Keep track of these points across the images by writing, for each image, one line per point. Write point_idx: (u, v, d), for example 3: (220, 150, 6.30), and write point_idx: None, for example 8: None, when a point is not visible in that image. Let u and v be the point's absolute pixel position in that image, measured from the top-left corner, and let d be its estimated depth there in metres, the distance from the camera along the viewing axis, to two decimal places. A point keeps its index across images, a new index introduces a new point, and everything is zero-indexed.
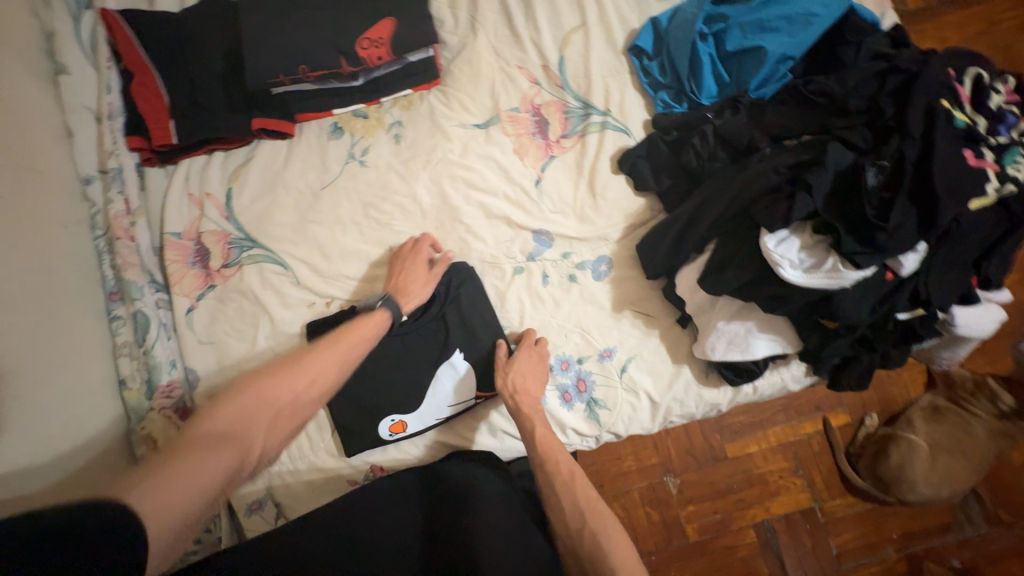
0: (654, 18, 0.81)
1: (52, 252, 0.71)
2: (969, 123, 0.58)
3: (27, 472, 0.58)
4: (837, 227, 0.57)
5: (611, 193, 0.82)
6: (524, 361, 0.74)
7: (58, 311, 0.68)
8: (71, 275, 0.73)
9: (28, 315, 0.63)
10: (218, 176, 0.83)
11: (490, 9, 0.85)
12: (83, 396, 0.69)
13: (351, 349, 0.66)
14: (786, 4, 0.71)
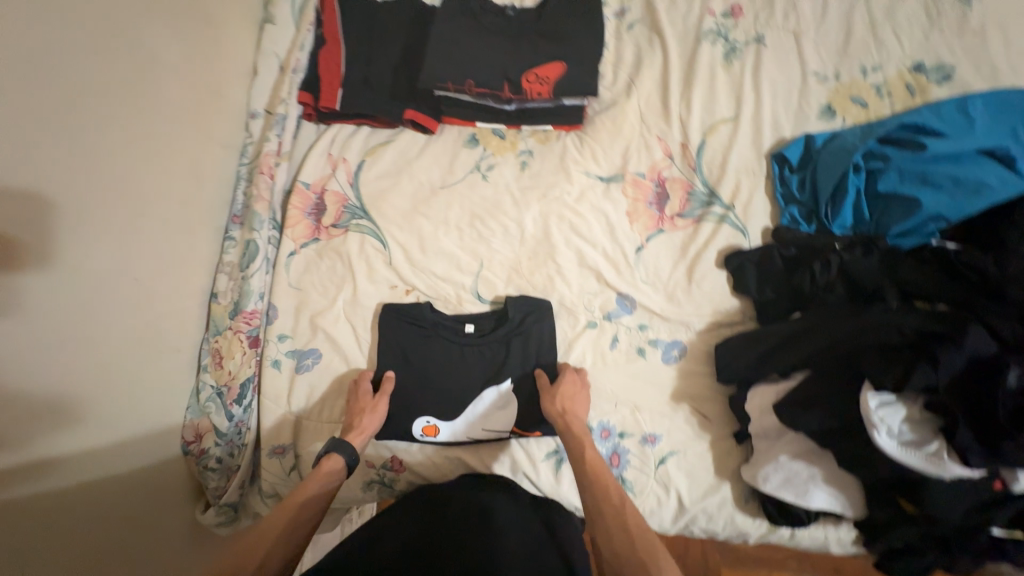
0: (809, 135, 0.80)
1: (206, 167, 0.83)
2: None
3: (117, 343, 0.66)
4: (957, 414, 0.53)
5: (707, 285, 0.81)
6: (569, 385, 0.75)
7: (181, 220, 0.77)
8: (210, 192, 0.84)
9: (168, 215, 0.74)
10: (358, 147, 0.91)
11: (650, 78, 0.88)
12: (180, 295, 0.78)
13: (321, 490, 0.66)
14: (957, 165, 0.68)
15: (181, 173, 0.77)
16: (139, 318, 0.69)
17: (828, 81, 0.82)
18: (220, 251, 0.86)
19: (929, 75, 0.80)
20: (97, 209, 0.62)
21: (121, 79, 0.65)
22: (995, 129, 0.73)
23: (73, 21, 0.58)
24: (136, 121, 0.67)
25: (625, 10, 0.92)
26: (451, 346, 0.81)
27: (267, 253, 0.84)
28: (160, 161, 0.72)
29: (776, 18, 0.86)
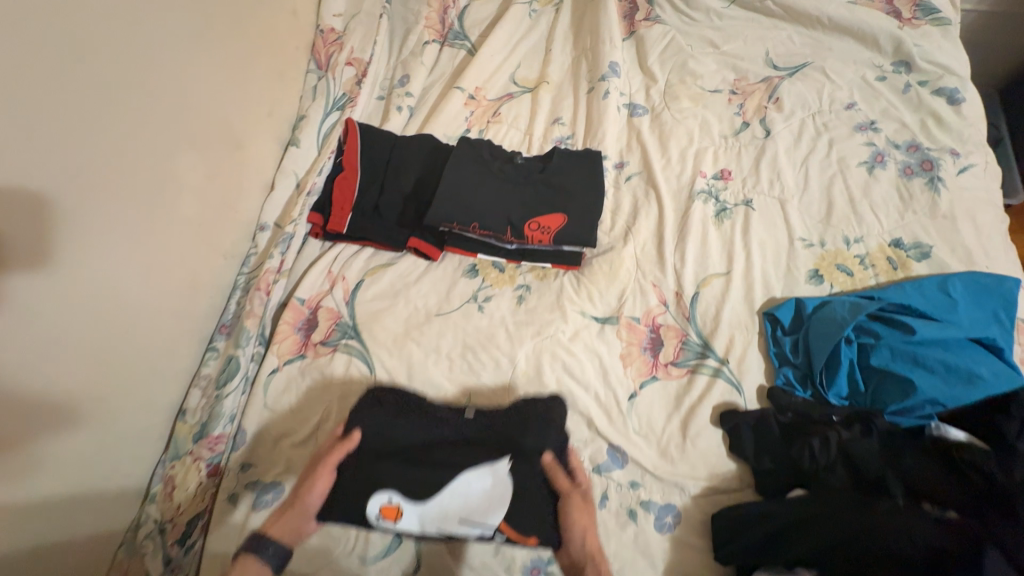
0: (800, 298, 0.82)
1: (203, 278, 0.83)
2: None
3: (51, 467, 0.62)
4: None
5: (702, 443, 0.77)
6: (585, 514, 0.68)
7: (161, 335, 0.76)
8: (202, 303, 0.83)
9: (147, 328, 0.73)
10: (359, 267, 0.92)
11: (645, 227, 0.92)
12: (144, 412, 0.74)
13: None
14: (948, 351, 0.69)
15: (174, 287, 0.77)
16: (87, 440, 0.66)
17: (813, 247, 0.87)
18: (198, 364, 0.83)
19: (908, 251, 0.84)
20: (59, 332, 0.61)
21: (124, 206, 0.67)
22: (975, 314, 0.75)
23: (78, 156, 0.61)
24: (131, 243, 0.69)
25: (624, 164, 1.00)
26: (443, 429, 0.69)
27: (246, 373, 0.82)
28: (152, 275, 0.73)
29: (762, 185, 0.93)
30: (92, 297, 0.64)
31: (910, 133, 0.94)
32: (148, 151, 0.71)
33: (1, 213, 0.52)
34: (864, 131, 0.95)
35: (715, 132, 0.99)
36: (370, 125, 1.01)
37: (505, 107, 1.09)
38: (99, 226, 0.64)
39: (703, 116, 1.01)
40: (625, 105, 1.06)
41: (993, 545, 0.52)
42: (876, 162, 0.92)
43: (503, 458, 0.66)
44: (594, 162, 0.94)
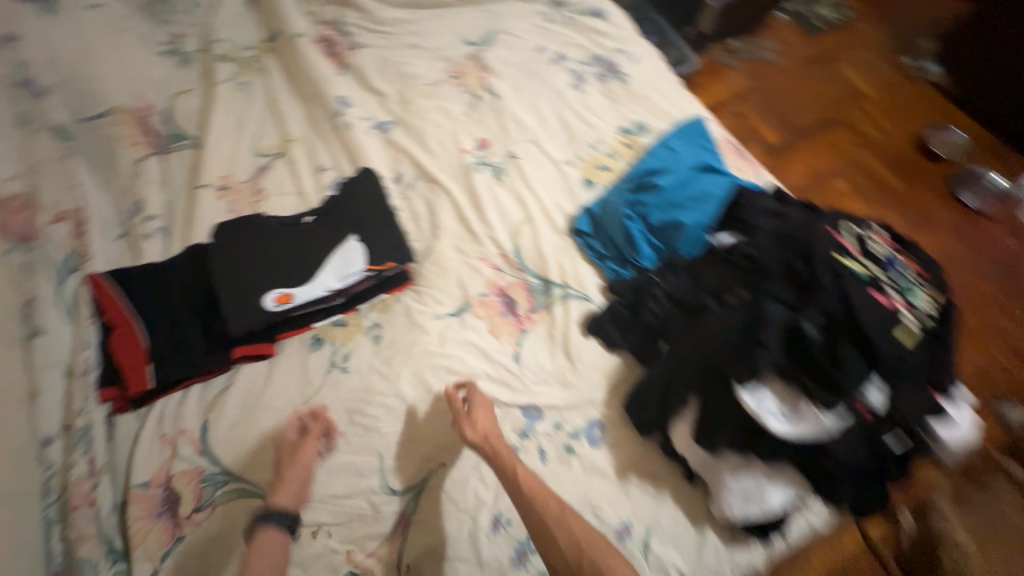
0: (586, 207, 0.97)
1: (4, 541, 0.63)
2: (870, 271, 0.65)
3: None
4: (802, 378, 0.61)
5: (587, 357, 0.86)
6: (482, 418, 0.77)
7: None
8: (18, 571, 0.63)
9: None
10: (194, 410, 0.81)
11: (447, 218, 0.99)
12: None
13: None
14: (688, 188, 0.89)
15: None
16: None
17: (575, 163, 1.03)
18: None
19: (635, 132, 1.05)
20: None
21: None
22: (691, 152, 0.97)
23: None
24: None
25: (401, 175, 1.04)
26: (290, 230, 0.86)
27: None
28: None
29: (513, 137, 1.06)
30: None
31: (588, 51, 1.17)
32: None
33: None
34: (560, 64, 1.15)
35: (457, 114, 1.10)
36: (123, 268, 0.88)
37: (264, 181, 1.05)
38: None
39: (442, 106, 1.11)
40: (373, 126, 1.10)
41: (769, 297, 0.67)
42: (580, 82, 1.12)
43: (347, 234, 0.86)
44: (371, 181, 0.91)
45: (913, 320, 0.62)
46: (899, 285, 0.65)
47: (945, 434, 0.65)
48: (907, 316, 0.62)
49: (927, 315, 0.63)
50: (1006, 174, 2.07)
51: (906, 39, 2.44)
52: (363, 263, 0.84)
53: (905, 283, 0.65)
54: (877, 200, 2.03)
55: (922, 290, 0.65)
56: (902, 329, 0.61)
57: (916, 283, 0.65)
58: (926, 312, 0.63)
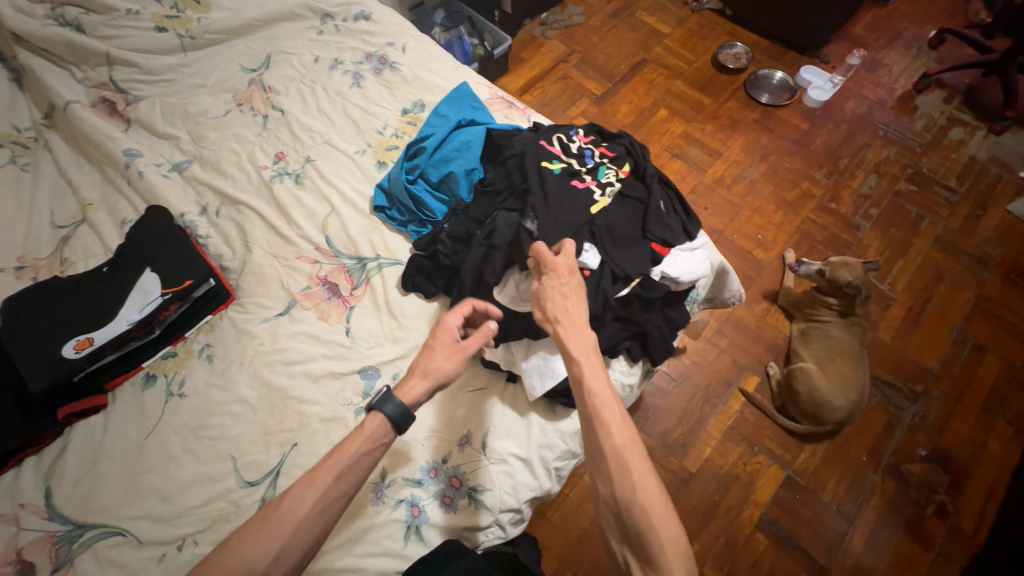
0: (379, 184, 1.07)
1: None
2: (565, 166, 0.87)
3: None
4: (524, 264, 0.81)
5: (409, 311, 0.96)
6: (556, 283, 0.74)
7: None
8: None
9: None
10: (33, 481, 0.82)
11: (259, 230, 1.05)
12: None
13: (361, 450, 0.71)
14: (452, 143, 1.02)
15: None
16: None
17: (367, 150, 1.12)
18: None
19: (414, 110, 1.17)
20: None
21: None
22: (457, 113, 1.10)
23: None
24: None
25: (207, 205, 1.09)
26: (88, 283, 0.90)
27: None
28: None
29: (307, 142, 1.14)
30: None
31: (361, 50, 1.27)
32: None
33: None
34: (337, 67, 1.24)
35: (250, 136, 1.16)
36: None
37: (67, 250, 1.05)
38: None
39: (234, 134, 1.16)
40: (169, 169, 1.13)
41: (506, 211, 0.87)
42: (357, 79, 1.22)
43: (141, 269, 0.91)
44: (161, 213, 0.98)
45: (600, 193, 0.85)
46: (593, 170, 0.88)
47: (659, 272, 0.84)
48: (595, 194, 0.85)
49: (610, 187, 0.86)
50: (785, 71, 2.44)
51: None
52: (160, 288, 0.89)
53: (594, 166, 0.89)
54: (694, 118, 2.30)
55: (609, 169, 0.89)
56: (590, 204, 0.83)
57: (602, 162, 0.89)
58: (609, 185, 0.86)
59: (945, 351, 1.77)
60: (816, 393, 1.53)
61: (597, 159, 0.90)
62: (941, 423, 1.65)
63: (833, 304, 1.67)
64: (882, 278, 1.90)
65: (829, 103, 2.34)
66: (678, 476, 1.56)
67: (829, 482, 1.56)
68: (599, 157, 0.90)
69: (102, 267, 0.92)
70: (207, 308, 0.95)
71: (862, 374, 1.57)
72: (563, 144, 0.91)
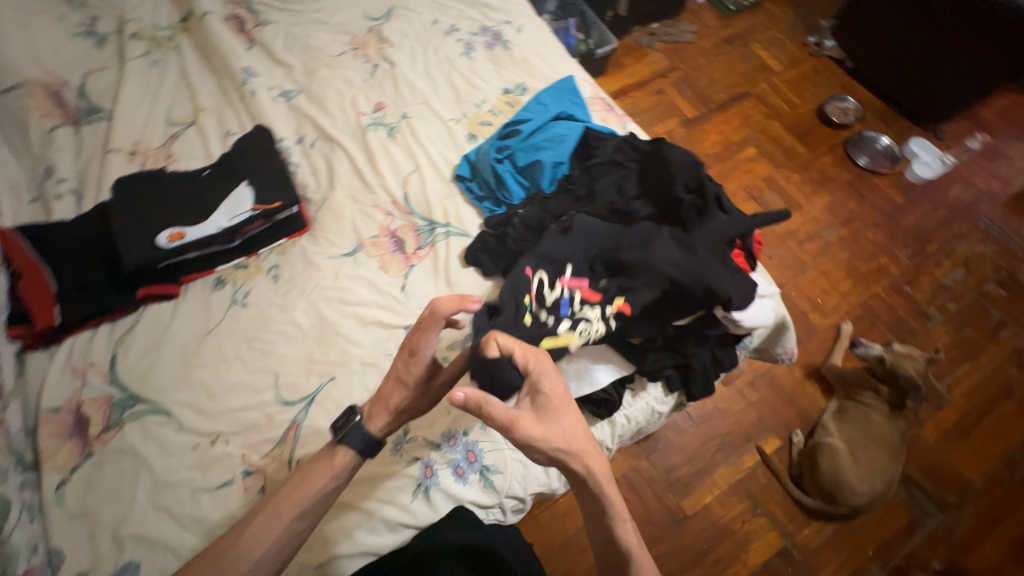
0: (466, 155, 1.09)
1: None
2: (534, 317, 0.79)
3: None
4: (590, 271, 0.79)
5: (464, 283, 0.98)
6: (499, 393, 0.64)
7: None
8: None
9: None
10: (103, 345, 0.90)
11: (345, 171, 1.09)
12: None
13: (318, 483, 0.74)
14: (546, 132, 1.03)
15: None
16: None
17: (461, 120, 1.15)
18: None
19: (515, 92, 1.17)
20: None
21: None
22: (558, 104, 1.10)
23: None
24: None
25: (303, 136, 1.14)
26: (188, 181, 0.96)
27: (38, 566, 0.72)
28: None
29: (408, 99, 1.17)
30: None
31: (478, 22, 1.28)
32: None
33: None
34: (452, 34, 1.26)
35: (357, 81, 1.20)
36: (33, 223, 0.96)
37: (174, 147, 1.13)
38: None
39: (342, 75, 1.21)
40: (277, 95, 1.19)
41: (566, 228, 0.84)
42: (468, 50, 1.24)
43: (238, 181, 0.97)
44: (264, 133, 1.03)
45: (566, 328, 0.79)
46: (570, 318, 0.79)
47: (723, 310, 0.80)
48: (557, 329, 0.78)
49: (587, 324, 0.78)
50: (893, 138, 2.29)
51: (810, 18, 2.63)
52: (252, 203, 0.95)
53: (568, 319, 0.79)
54: (782, 164, 2.21)
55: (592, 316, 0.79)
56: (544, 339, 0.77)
57: (580, 313, 0.79)
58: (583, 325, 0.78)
59: (990, 470, 1.64)
60: (838, 473, 1.46)
61: (577, 309, 0.79)
62: (966, 542, 1.54)
63: (882, 392, 1.57)
64: (941, 377, 1.78)
65: (932, 183, 2.19)
66: (672, 513, 1.54)
67: (827, 566, 1.50)
68: (577, 306, 0.79)
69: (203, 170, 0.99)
70: (285, 231, 0.99)
71: (893, 468, 1.49)
72: (540, 285, 0.80)
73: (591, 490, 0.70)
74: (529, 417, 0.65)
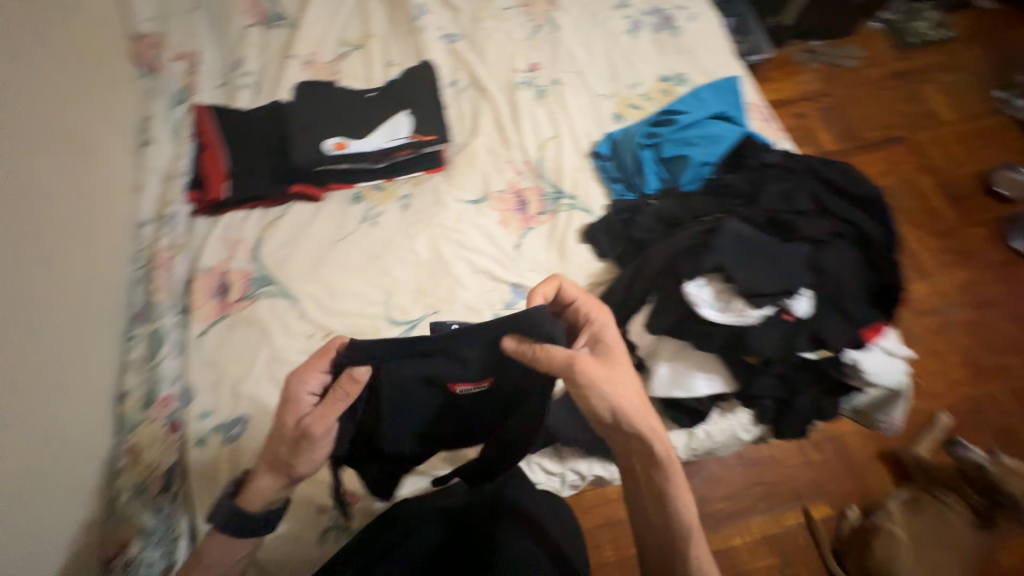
0: (609, 134, 1.08)
1: (101, 300, 0.86)
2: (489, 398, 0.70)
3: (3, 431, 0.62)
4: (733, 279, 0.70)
5: (576, 258, 0.99)
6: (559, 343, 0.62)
7: (70, 345, 0.77)
8: (104, 310, 0.86)
9: (46, 301, 0.74)
10: (254, 225, 1.00)
11: (488, 122, 1.12)
12: (85, 380, 0.79)
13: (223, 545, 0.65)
14: (701, 129, 0.99)
15: (63, 297, 0.77)
16: (42, 377, 0.70)
17: (611, 98, 1.13)
18: (112, 447, 0.81)
19: (673, 81, 1.13)
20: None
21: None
22: (718, 103, 1.05)
23: None
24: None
25: (456, 81, 1.18)
26: (354, 99, 1.04)
27: (177, 394, 0.84)
28: (49, 253, 0.77)
29: (563, 65, 1.17)
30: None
31: (651, 2, 1.24)
32: (13, 168, 0.72)
33: None
34: (621, 9, 1.24)
35: (518, 38, 1.22)
36: (221, 106, 1.08)
37: (342, 65, 1.21)
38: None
39: (505, 29, 1.23)
40: (441, 36, 1.24)
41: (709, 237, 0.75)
42: (635, 28, 1.20)
43: (399, 108, 1.03)
44: (429, 69, 1.08)
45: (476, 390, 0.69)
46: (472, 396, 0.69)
47: (851, 356, 0.75)
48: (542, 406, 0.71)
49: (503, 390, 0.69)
50: None
51: (1006, 72, 2.28)
52: (409, 132, 1.01)
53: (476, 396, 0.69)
54: (922, 226, 1.97)
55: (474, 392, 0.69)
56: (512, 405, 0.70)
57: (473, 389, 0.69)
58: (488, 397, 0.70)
59: None
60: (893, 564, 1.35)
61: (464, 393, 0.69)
62: None
63: (971, 499, 1.41)
64: None
65: None
66: None
67: None
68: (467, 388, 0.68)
69: (369, 92, 1.06)
70: (425, 165, 1.05)
71: None
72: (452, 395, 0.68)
73: (644, 465, 0.67)
74: (589, 358, 0.62)
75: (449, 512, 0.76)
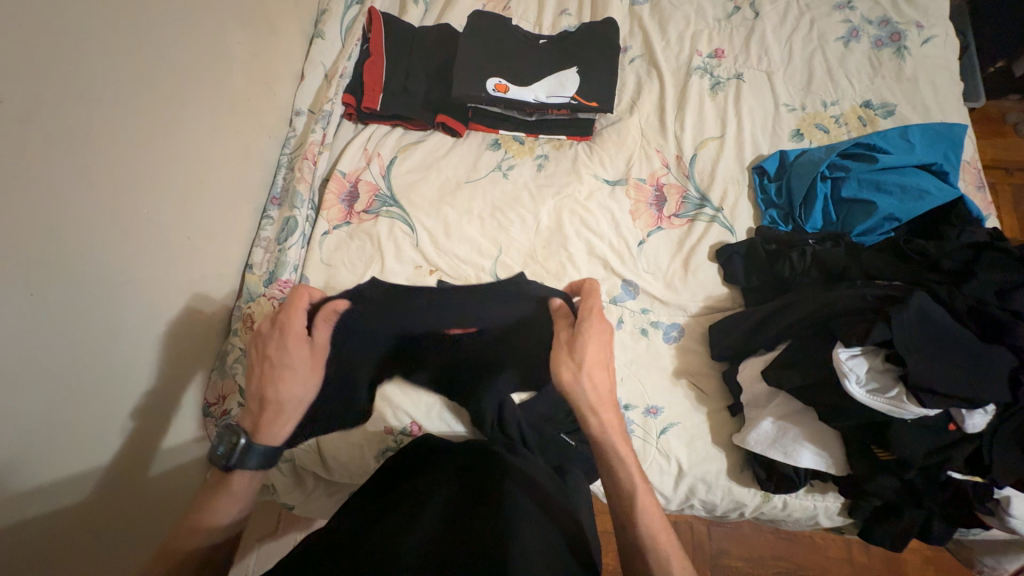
0: (782, 151, 0.95)
1: (248, 175, 0.90)
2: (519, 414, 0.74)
3: (152, 276, 0.68)
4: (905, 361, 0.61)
5: (701, 275, 0.91)
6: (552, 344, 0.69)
7: (225, 207, 0.84)
8: (251, 184, 0.92)
9: (207, 166, 0.79)
10: (392, 144, 1.01)
11: (649, 102, 1.02)
12: (224, 245, 0.85)
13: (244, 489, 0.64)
14: (903, 177, 0.83)
15: (229, 165, 0.85)
16: (192, 236, 0.76)
17: (796, 111, 0.99)
18: (230, 310, 0.87)
19: (876, 110, 0.97)
20: (79, 295, 0.57)
21: (116, 72, 0.60)
22: (929, 150, 0.89)
23: (168, 12, 0.69)
24: (69, 152, 0.55)
25: (627, 48, 1.08)
26: (522, 44, 0.99)
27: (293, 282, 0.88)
28: (217, 123, 0.81)
29: (752, 60, 1.03)
30: (38, 238, 0.51)
31: (882, 9, 1.04)
32: (208, 36, 0.78)
33: (152, 35, 0.66)
34: (842, 10, 1.04)
35: (709, 16, 1.08)
36: (392, 16, 1.07)
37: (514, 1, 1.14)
38: (81, 119, 0.56)
39: (698, 2, 1.09)
40: None
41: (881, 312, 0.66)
42: (851, 37, 1.02)
43: (566, 64, 0.97)
44: (608, 29, 1.00)
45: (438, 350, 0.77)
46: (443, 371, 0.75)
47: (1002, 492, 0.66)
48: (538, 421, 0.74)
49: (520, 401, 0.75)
50: None
51: None
52: (574, 91, 0.95)
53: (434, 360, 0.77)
54: None
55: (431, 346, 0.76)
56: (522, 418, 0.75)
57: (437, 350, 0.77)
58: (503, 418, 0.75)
59: None
60: None
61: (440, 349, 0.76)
62: None
63: None
64: None
65: None
66: None
67: None
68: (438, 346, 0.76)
69: (539, 40, 1.01)
70: (572, 131, 1.00)
71: None
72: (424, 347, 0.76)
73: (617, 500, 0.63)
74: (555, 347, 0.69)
75: (465, 470, 0.65)
